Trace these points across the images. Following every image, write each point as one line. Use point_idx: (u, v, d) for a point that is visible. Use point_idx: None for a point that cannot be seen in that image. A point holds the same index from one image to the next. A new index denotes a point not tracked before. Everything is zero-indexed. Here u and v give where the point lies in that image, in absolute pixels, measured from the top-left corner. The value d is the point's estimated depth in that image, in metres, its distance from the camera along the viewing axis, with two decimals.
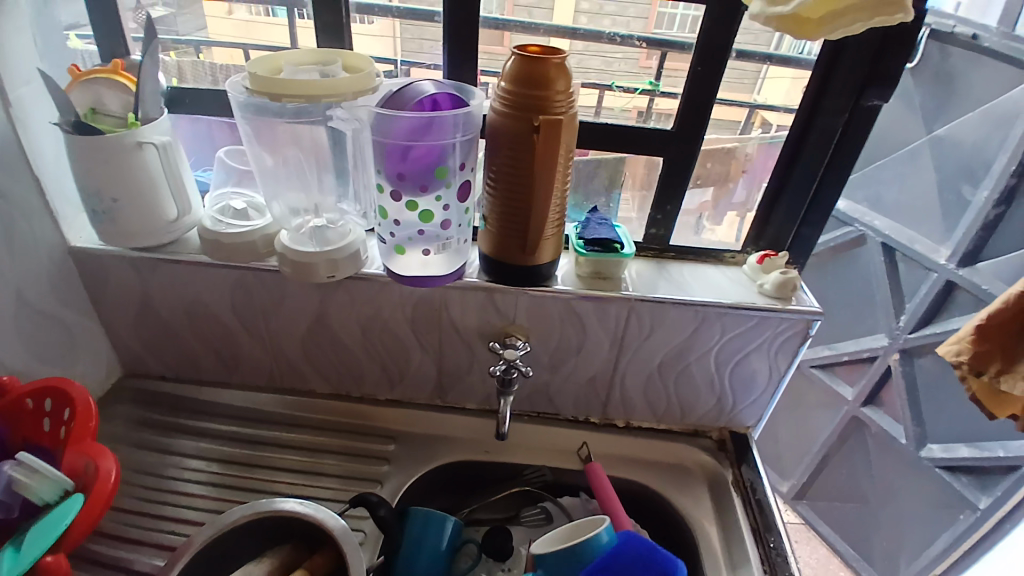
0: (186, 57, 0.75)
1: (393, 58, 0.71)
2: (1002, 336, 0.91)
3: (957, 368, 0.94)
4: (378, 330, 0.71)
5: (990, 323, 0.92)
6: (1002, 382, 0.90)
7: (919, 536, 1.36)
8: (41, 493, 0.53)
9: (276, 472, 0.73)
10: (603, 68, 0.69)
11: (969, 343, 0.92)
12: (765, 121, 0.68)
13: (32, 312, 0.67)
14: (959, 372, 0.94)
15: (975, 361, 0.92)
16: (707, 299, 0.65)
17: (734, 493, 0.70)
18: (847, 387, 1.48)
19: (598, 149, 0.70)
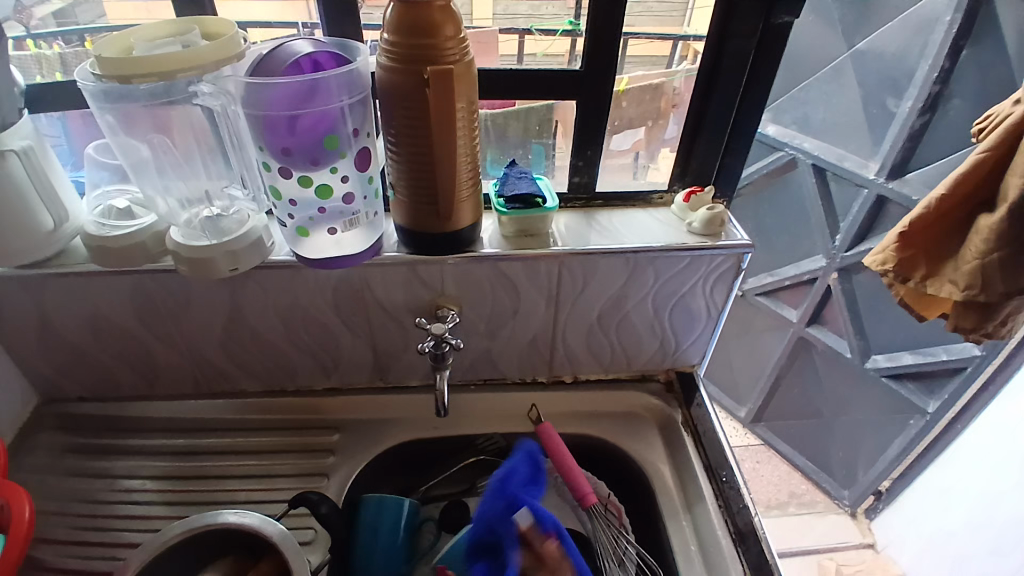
0: (73, 48, 0.67)
1: (298, 22, 0.64)
2: (926, 240, 0.93)
3: (885, 278, 0.97)
4: (303, 320, 0.67)
5: (910, 230, 0.93)
6: (927, 286, 0.93)
7: (874, 443, 1.44)
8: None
9: (219, 481, 0.68)
10: (530, 12, 0.64)
11: (894, 253, 0.95)
12: (696, 53, 0.64)
13: None
14: (887, 280, 0.97)
15: (901, 268, 0.95)
16: (637, 245, 0.63)
17: (684, 432, 0.71)
18: (791, 309, 1.52)
19: (525, 98, 0.66)
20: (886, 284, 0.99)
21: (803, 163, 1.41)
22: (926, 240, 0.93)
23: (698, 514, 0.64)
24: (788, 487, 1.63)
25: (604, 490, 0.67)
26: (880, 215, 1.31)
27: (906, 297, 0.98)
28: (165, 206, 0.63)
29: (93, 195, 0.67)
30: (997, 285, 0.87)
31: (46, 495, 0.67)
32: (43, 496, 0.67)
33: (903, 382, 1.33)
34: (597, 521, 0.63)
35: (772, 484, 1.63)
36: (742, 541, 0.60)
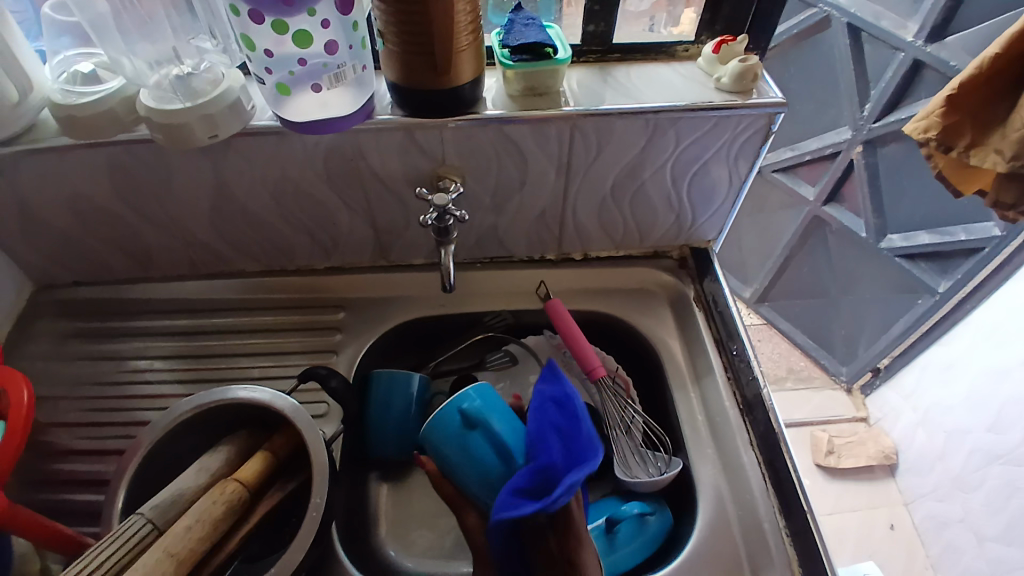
0: None
1: None
2: (974, 105, 0.85)
3: (925, 146, 0.90)
4: (295, 194, 0.62)
5: (959, 93, 0.85)
6: (971, 156, 0.86)
7: (879, 322, 1.45)
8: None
9: (227, 360, 0.68)
10: None
11: (938, 119, 0.87)
12: None
13: None
14: (926, 150, 0.91)
15: (944, 136, 0.88)
16: (658, 104, 0.57)
17: (696, 309, 0.69)
18: (808, 187, 1.46)
19: None
20: (924, 154, 0.92)
21: (837, 21, 1.25)
22: (977, 106, 0.85)
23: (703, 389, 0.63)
24: (788, 363, 1.67)
25: (612, 366, 0.66)
26: (915, 82, 1.20)
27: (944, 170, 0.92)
28: (131, 67, 0.56)
29: (54, 62, 0.60)
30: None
31: (59, 379, 0.67)
32: (55, 380, 0.67)
33: (916, 261, 1.30)
34: (605, 394, 0.64)
35: (771, 361, 1.67)
36: (749, 411, 0.60)
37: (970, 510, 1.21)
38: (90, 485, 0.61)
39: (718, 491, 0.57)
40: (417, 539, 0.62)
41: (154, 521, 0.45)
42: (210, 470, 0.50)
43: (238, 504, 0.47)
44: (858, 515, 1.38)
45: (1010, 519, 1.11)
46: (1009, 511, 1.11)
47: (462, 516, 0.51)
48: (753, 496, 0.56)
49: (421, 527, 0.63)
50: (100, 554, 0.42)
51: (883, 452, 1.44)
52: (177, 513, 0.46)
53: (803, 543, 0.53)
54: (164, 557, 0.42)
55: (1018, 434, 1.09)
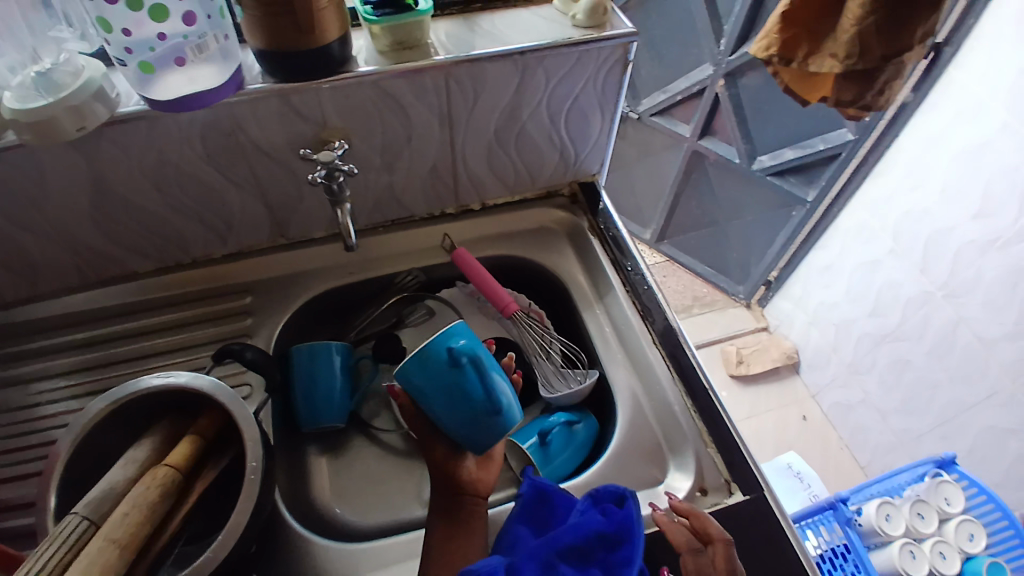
0: None
1: None
2: (807, 18, 0.94)
3: (769, 61, 1.00)
4: (179, 178, 0.61)
5: (793, 8, 0.94)
6: (810, 64, 0.96)
7: (763, 240, 1.59)
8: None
9: (139, 363, 0.66)
10: None
11: (776, 36, 0.97)
12: None
13: None
14: (772, 65, 1.00)
15: (784, 51, 0.97)
16: (523, 45, 0.60)
17: (591, 237, 0.74)
18: (684, 126, 1.56)
19: None
20: (771, 72, 1.02)
21: None
22: (807, 18, 0.94)
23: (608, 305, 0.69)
24: (692, 292, 1.80)
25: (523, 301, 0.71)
26: (761, 13, 1.28)
27: (788, 81, 1.02)
28: None
29: None
30: (873, 50, 0.91)
31: None
32: None
33: (785, 177, 1.44)
34: (520, 326, 0.68)
35: (678, 293, 1.79)
36: (648, 315, 0.66)
37: (868, 390, 1.39)
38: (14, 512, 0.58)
39: (635, 393, 0.63)
40: (364, 495, 0.64)
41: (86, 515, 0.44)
42: (139, 461, 0.49)
43: (173, 486, 0.47)
44: (774, 414, 1.54)
45: (905, 391, 1.29)
46: (902, 384, 1.30)
47: (430, 448, 0.54)
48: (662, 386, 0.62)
49: (367, 482, 0.65)
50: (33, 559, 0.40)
51: (785, 353, 1.60)
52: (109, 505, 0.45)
53: (709, 416, 0.59)
54: (106, 543, 0.41)
55: (895, 313, 1.28)
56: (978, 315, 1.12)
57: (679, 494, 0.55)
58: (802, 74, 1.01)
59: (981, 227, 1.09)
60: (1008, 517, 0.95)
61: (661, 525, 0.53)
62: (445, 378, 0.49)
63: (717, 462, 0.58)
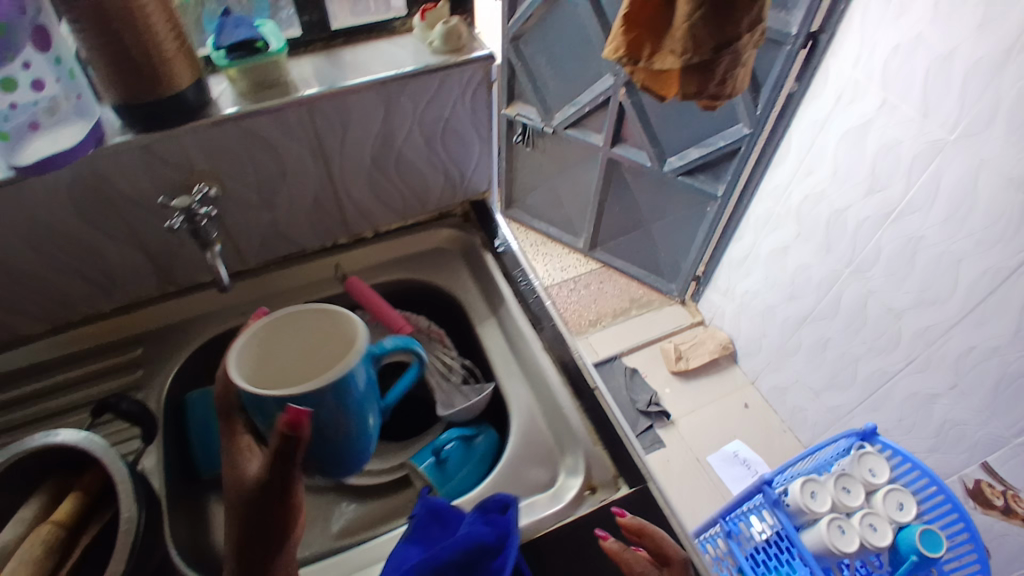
0: None
1: None
2: (643, 19, 1.00)
3: (620, 62, 1.05)
4: (54, 238, 0.60)
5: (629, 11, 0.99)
6: (654, 62, 1.01)
7: (686, 236, 1.64)
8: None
9: (28, 430, 0.64)
10: None
11: (621, 38, 1.02)
12: None
13: None
14: (624, 65, 1.05)
15: (629, 51, 1.03)
16: (382, 75, 0.63)
17: (485, 253, 0.76)
18: (596, 136, 1.60)
19: None
20: (626, 71, 1.07)
21: None
22: (646, 18, 1.00)
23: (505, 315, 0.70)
24: (628, 294, 1.81)
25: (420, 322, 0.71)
26: None
27: (643, 80, 1.06)
28: None
29: None
30: (705, 43, 0.94)
31: None
32: None
33: (696, 175, 1.50)
34: (416, 348, 0.69)
35: (615, 296, 1.80)
36: (539, 322, 0.68)
37: (798, 369, 1.45)
38: None
39: (530, 407, 0.64)
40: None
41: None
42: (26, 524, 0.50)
43: (58, 544, 0.48)
44: (717, 404, 1.57)
45: (831, 366, 1.35)
46: (827, 360, 1.36)
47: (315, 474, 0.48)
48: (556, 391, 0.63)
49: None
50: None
51: (721, 344, 1.64)
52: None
53: (596, 414, 0.61)
54: None
55: (810, 293, 1.35)
56: (884, 287, 1.19)
57: (566, 499, 0.56)
58: (655, 72, 1.05)
59: (874, 203, 1.15)
60: (936, 483, 0.96)
61: (551, 528, 0.54)
62: (319, 413, 0.45)
63: (605, 460, 0.59)
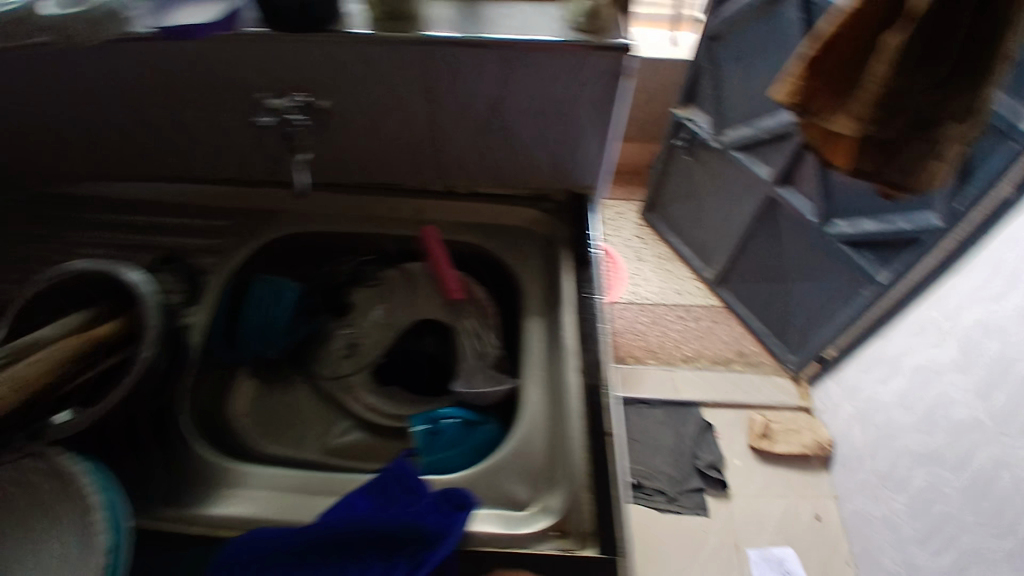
0: None
1: None
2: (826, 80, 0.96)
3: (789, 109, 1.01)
4: (47, 74, 0.63)
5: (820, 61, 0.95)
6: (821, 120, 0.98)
7: (823, 309, 1.40)
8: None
9: (124, 249, 0.71)
10: None
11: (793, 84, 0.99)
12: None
13: None
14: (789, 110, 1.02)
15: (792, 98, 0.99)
16: (506, 37, 0.59)
17: (564, 249, 0.73)
18: (764, 167, 1.38)
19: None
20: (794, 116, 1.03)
21: None
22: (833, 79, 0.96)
23: (565, 355, 0.66)
24: (739, 348, 1.62)
25: (482, 298, 0.73)
26: None
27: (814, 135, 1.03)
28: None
29: None
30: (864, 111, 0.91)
31: None
32: None
33: (861, 251, 1.26)
34: (460, 312, 0.73)
35: (725, 343, 1.63)
36: (585, 341, 0.66)
37: (895, 509, 1.23)
38: None
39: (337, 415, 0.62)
40: (285, 432, 0.71)
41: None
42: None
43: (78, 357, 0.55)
44: (785, 502, 1.40)
45: (931, 525, 1.13)
46: (931, 517, 1.14)
47: None
48: (574, 454, 0.60)
49: (294, 418, 0.72)
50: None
51: (817, 442, 1.43)
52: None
53: (600, 466, 0.58)
54: None
55: (942, 433, 1.11)
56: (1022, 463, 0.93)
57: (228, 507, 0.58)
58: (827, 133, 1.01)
59: None
60: None
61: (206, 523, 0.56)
62: None
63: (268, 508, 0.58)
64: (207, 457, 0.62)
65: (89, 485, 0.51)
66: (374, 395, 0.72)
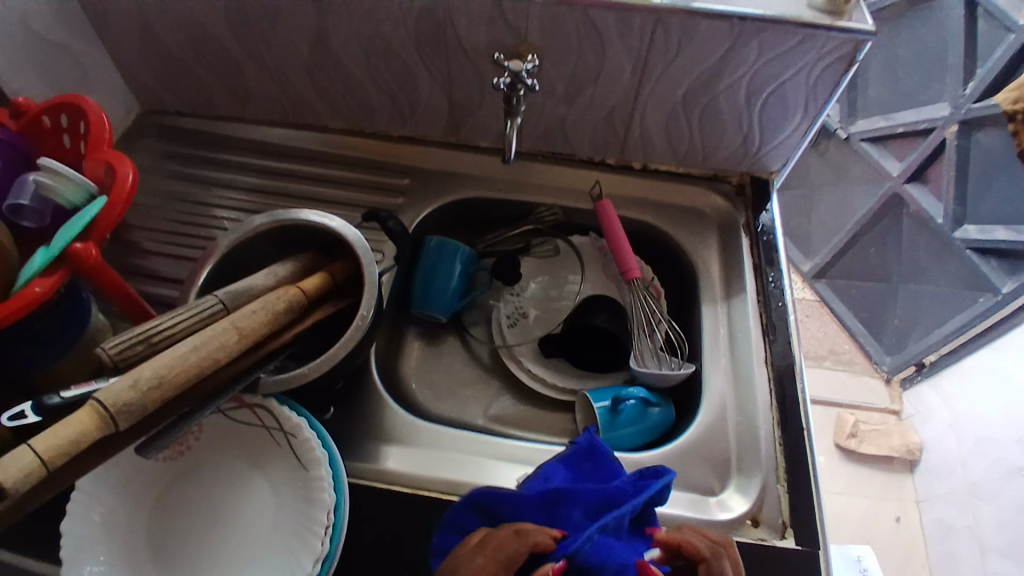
0: None
1: None
2: None
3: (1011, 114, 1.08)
4: (256, 20, 0.63)
5: None
6: None
7: (935, 316, 1.41)
8: (68, 195, 0.51)
9: (305, 202, 0.73)
10: None
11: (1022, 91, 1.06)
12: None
13: (43, 42, 0.62)
14: None
15: None
16: (747, 10, 0.56)
17: (742, 235, 0.72)
18: (894, 163, 1.43)
19: None
20: None
21: None
22: None
23: (750, 345, 0.64)
24: (830, 345, 1.62)
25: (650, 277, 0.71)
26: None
27: None
28: None
29: None
30: None
31: (153, 193, 0.74)
32: (151, 193, 0.74)
33: (987, 258, 1.27)
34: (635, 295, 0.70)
35: (816, 339, 1.63)
36: (772, 331, 0.65)
37: (979, 517, 1.20)
38: (162, 282, 0.68)
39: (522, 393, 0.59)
40: (452, 393, 0.72)
41: (114, 359, 0.44)
42: (208, 314, 0.49)
43: (296, 305, 0.52)
44: (867, 502, 1.38)
45: (1015, 534, 1.11)
46: (1018, 524, 1.11)
47: None
48: (768, 446, 0.59)
49: (459, 379, 0.73)
50: (97, 380, 0.46)
51: (907, 446, 1.41)
52: (162, 350, 0.46)
53: (794, 458, 0.58)
54: (232, 328, 0.47)
55: None
56: None
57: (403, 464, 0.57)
58: None
59: None
60: None
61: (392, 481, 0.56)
62: None
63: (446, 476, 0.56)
64: (387, 406, 0.60)
65: (313, 439, 0.50)
66: (540, 365, 0.71)
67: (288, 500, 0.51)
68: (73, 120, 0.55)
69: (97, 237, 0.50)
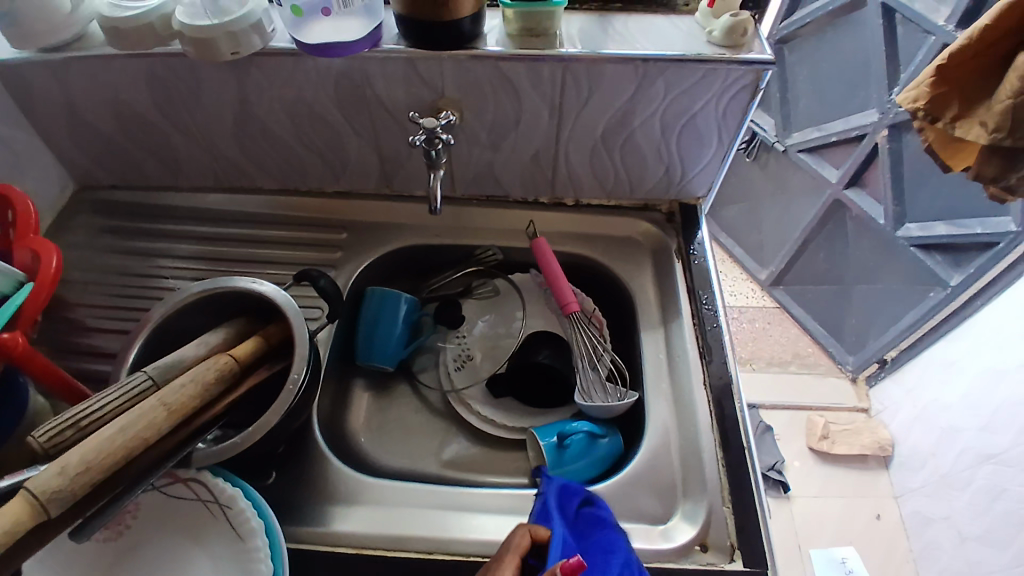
0: None
1: None
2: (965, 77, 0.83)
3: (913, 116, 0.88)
4: (180, 93, 0.64)
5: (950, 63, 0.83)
6: (955, 128, 0.84)
7: (889, 313, 1.45)
8: None
9: (242, 264, 0.73)
10: None
11: (926, 89, 0.85)
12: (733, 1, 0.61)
13: None
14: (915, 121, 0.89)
15: (930, 106, 0.85)
16: (649, 52, 0.59)
17: (674, 261, 0.74)
18: (833, 170, 1.48)
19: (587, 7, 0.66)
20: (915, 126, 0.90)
21: (871, 6, 1.28)
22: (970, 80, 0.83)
23: (688, 370, 0.66)
24: (794, 350, 1.65)
25: (591, 309, 0.72)
26: None
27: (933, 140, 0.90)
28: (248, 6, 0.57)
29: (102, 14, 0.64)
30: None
31: (89, 269, 0.73)
32: (87, 268, 0.73)
33: (932, 254, 1.31)
34: (577, 327, 0.70)
35: (781, 344, 1.66)
36: (708, 353, 0.67)
37: (956, 509, 1.22)
38: (99, 358, 0.67)
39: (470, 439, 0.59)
40: (404, 444, 0.71)
41: (45, 448, 0.44)
42: (137, 392, 0.49)
43: (226, 373, 0.52)
44: (846, 503, 1.38)
45: (992, 522, 1.12)
46: (993, 513, 1.12)
47: None
48: (713, 470, 0.60)
49: (411, 427, 0.73)
50: (31, 469, 0.45)
51: (878, 443, 1.43)
52: (93, 433, 0.45)
53: (737, 476, 0.59)
54: (159, 405, 0.46)
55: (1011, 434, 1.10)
56: None
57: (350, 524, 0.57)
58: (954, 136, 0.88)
59: None
60: None
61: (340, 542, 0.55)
62: None
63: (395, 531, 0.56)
64: (332, 463, 0.60)
65: (249, 509, 0.50)
66: (489, 406, 0.72)
67: (229, 575, 0.50)
68: (3, 210, 0.56)
69: (24, 324, 0.51)
